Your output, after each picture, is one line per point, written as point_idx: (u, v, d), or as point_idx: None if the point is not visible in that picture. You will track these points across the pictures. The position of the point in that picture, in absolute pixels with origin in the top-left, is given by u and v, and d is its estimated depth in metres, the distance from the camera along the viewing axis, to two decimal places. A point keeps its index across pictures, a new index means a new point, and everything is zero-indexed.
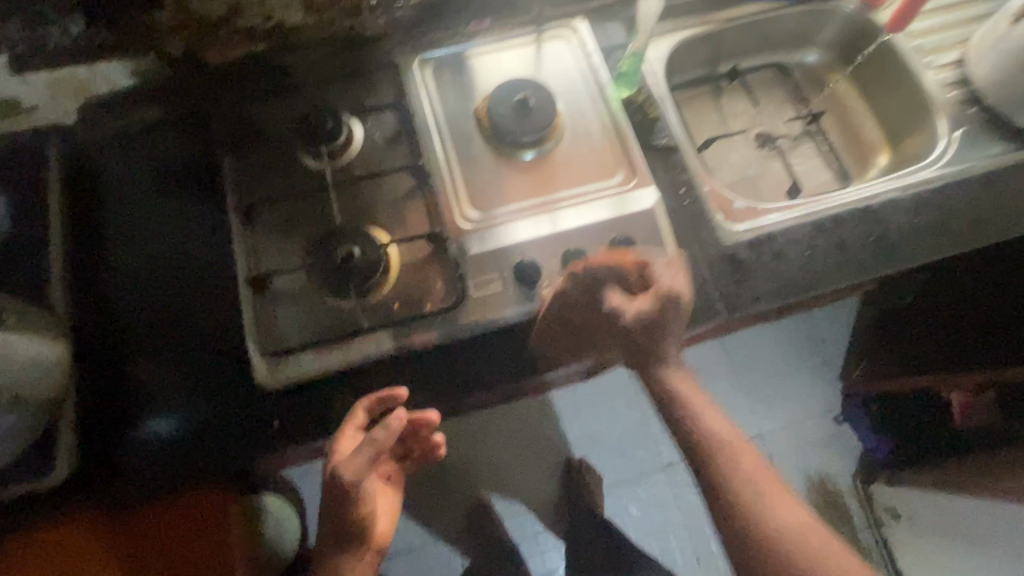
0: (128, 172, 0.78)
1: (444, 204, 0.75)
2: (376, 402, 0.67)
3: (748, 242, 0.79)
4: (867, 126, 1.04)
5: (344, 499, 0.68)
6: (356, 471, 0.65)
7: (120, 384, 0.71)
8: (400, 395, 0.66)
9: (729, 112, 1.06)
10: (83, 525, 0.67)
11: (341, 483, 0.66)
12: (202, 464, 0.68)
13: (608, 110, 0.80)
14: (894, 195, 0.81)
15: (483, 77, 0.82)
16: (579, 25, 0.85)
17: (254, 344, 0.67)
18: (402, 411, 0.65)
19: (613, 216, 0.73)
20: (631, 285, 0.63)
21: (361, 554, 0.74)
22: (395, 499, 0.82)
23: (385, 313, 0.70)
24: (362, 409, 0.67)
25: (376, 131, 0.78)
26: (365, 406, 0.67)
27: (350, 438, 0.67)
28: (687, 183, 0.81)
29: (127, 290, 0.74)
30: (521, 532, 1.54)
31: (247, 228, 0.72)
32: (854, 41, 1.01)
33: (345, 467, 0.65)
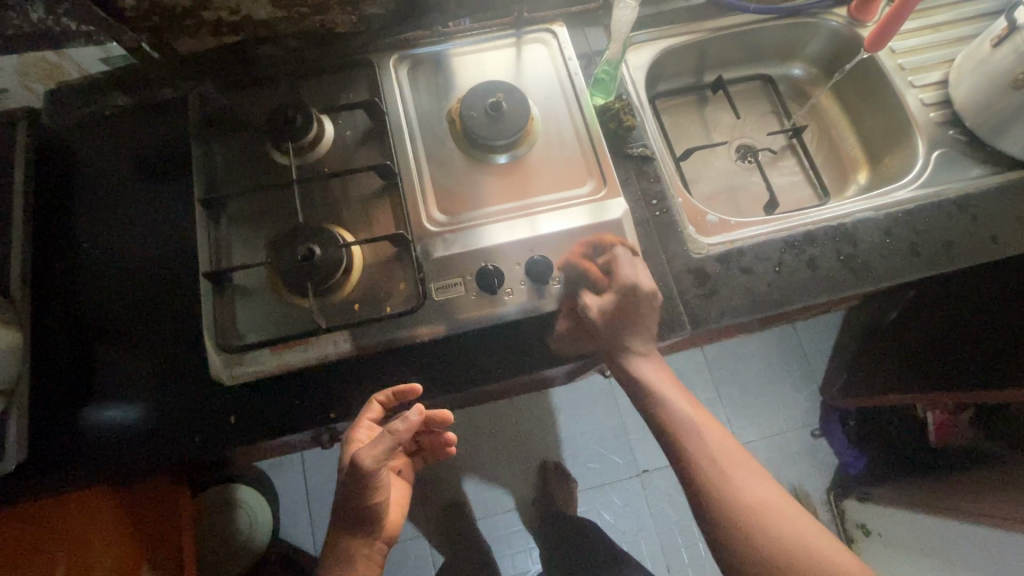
0: (95, 158, 0.77)
1: (412, 205, 0.74)
2: (392, 396, 0.69)
3: (718, 256, 0.78)
4: (849, 143, 1.03)
5: (360, 485, 0.67)
6: (377, 456, 0.64)
7: (75, 373, 0.70)
8: (415, 391, 0.67)
9: (711, 122, 1.06)
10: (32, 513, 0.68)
11: (359, 470, 0.65)
12: (154, 458, 0.67)
13: (583, 116, 0.80)
14: (868, 215, 0.81)
15: (459, 78, 0.82)
16: (559, 29, 0.84)
17: (211, 339, 0.67)
18: (421, 405, 0.64)
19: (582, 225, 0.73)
20: (642, 298, 0.71)
21: (373, 542, 0.75)
22: (405, 492, 0.86)
23: (345, 313, 0.69)
24: (378, 402, 0.69)
25: (348, 129, 0.77)
26: (381, 399, 0.69)
27: (369, 427, 0.69)
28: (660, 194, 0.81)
29: (90, 280, 0.74)
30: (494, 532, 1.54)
31: (211, 221, 0.71)
32: (840, 55, 1.00)
33: (364, 453, 0.64)
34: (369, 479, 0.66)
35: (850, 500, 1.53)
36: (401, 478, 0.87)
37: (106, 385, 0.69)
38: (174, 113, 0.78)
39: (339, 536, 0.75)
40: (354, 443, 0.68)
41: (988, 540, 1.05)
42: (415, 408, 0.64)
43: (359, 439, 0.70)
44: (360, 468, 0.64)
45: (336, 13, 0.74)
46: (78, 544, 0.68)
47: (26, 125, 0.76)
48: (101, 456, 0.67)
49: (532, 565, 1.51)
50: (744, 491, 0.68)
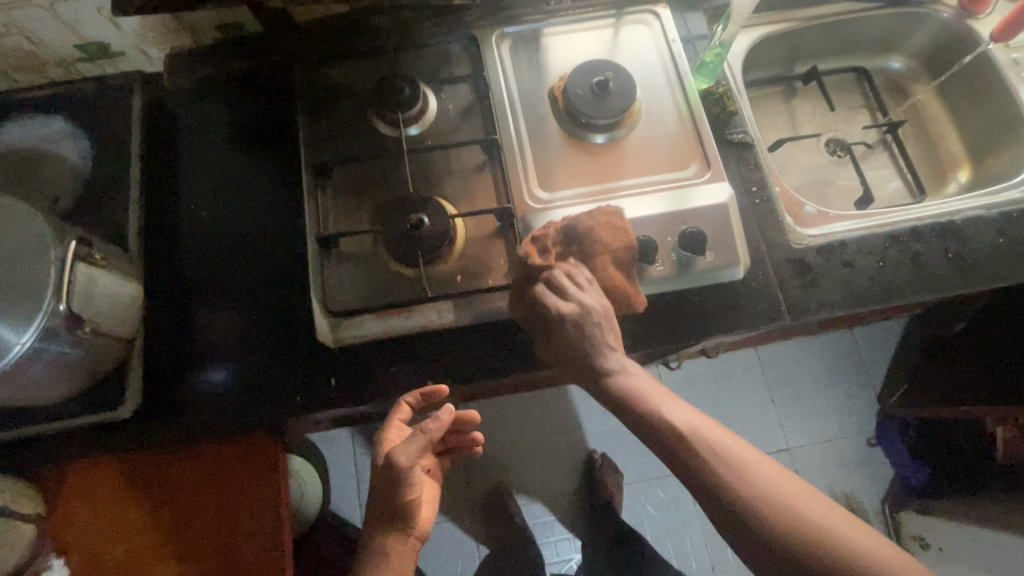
0: (204, 122, 0.79)
1: (513, 181, 0.74)
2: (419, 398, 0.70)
3: (819, 247, 0.77)
4: (947, 140, 0.98)
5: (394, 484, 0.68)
6: (411, 454, 0.65)
7: (183, 329, 0.72)
8: (444, 392, 0.68)
9: (800, 114, 1.03)
10: (140, 466, 0.70)
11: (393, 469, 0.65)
12: (259, 415, 0.69)
13: (686, 99, 0.78)
14: (979, 213, 0.78)
15: (561, 56, 0.81)
16: (662, 11, 0.83)
17: (319, 302, 0.68)
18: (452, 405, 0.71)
19: (679, 207, 0.71)
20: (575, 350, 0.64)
21: (407, 538, 0.74)
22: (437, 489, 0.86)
23: (447, 284, 0.70)
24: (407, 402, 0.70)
25: (450, 103, 0.78)
26: (409, 401, 0.70)
27: (399, 427, 0.72)
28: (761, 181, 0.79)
29: (197, 240, 0.76)
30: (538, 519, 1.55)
31: (319, 187, 0.73)
32: (945, 50, 0.96)
33: (399, 451, 0.65)
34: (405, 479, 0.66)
35: (907, 512, 1.49)
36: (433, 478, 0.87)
37: (212, 342, 0.72)
38: (280, 79, 0.80)
39: (373, 535, 0.74)
40: (385, 444, 0.70)
41: None
42: (445, 409, 0.70)
43: (390, 440, 0.72)
44: (394, 467, 0.64)
45: None
46: (181, 502, 0.69)
47: (142, 88, 0.79)
48: (207, 410, 0.70)
49: (574, 553, 1.52)
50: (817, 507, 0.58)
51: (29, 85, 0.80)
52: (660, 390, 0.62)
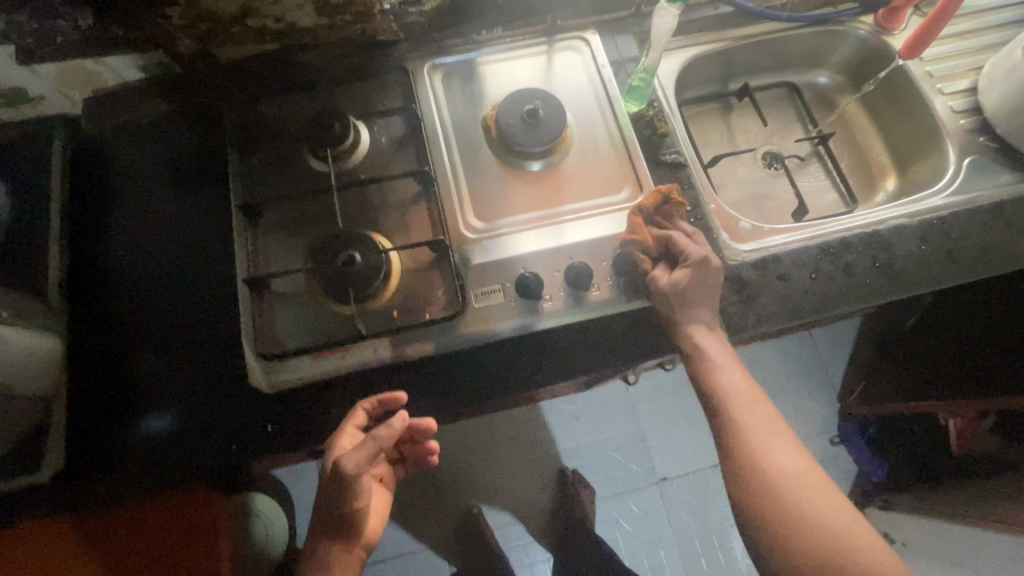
0: (131, 164, 0.77)
1: (449, 213, 0.74)
2: (377, 404, 0.67)
3: (754, 262, 0.78)
4: (875, 150, 1.02)
5: (339, 490, 0.63)
6: (359, 461, 0.60)
7: (113, 379, 0.70)
8: (400, 400, 0.66)
9: (737, 130, 1.06)
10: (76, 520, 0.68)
11: (340, 476, 0.61)
12: (193, 467, 0.67)
13: (617, 123, 0.80)
14: (902, 221, 0.81)
15: (493, 85, 0.82)
16: (591, 37, 0.85)
17: (250, 346, 0.66)
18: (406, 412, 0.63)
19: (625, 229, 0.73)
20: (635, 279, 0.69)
21: (351, 548, 0.68)
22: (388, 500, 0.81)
23: (384, 319, 0.69)
24: (363, 410, 0.66)
25: (383, 135, 0.77)
26: (366, 406, 0.67)
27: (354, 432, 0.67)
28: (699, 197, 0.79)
29: (126, 285, 0.73)
30: (514, 541, 1.53)
31: (249, 227, 0.71)
32: (867, 64, 1.00)
33: (346, 458, 0.61)
34: (352, 486, 0.63)
35: (871, 509, 1.52)
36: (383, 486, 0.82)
37: (142, 391, 0.69)
38: (206, 118, 0.78)
39: (316, 542, 0.68)
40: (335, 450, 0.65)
41: (1010, 549, 1.04)
42: (400, 416, 0.62)
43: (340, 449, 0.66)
44: (342, 472, 0.61)
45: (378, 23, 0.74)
46: (119, 559, 0.66)
47: (63, 132, 0.77)
48: (139, 463, 0.67)
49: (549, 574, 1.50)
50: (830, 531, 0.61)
51: None
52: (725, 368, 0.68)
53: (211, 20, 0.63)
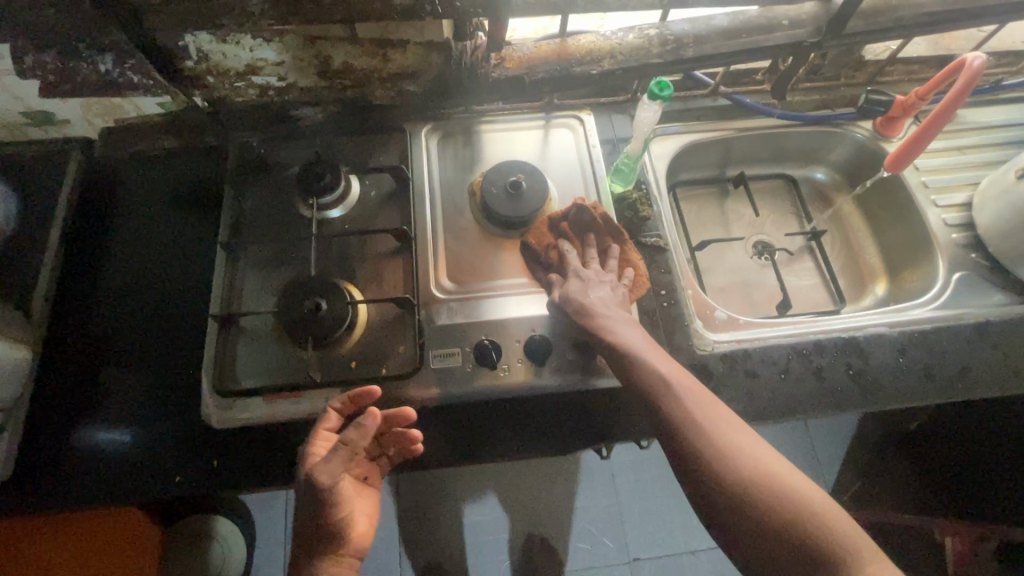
0: (137, 190, 0.82)
1: (422, 271, 0.76)
2: (350, 400, 0.65)
3: (724, 354, 0.77)
4: (868, 251, 1.02)
5: (311, 503, 0.61)
6: (332, 472, 0.60)
7: (75, 394, 0.71)
8: (374, 393, 0.64)
9: (731, 216, 1.06)
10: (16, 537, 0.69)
11: (313, 487, 0.60)
12: (132, 495, 0.66)
13: (599, 201, 0.82)
14: (881, 329, 0.79)
15: (485, 152, 0.85)
16: (586, 117, 0.88)
17: (209, 380, 0.68)
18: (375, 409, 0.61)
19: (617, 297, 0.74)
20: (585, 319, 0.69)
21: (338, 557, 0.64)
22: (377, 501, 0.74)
23: (341, 369, 0.69)
24: (335, 409, 0.65)
25: (373, 190, 0.81)
26: (338, 405, 0.65)
27: (328, 435, 0.64)
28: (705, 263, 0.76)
29: (109, 303, 0.76)
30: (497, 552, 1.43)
31: (229, 264, 0.74)
32: (864, 167, 1.01)
33: (318, 470, 0.60)
34: (331, 497, 0.61)
35: None
36: (369, 487, 0.73)
37: (100, 408, 0.70)
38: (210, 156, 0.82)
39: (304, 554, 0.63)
40: (308, 456, 0.63)
41: None
42: (370, 414, 0.61)
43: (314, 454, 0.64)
44: (314, 485, 0.60)
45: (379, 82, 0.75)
46: None
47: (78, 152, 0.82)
48: (81, 483, 0.67)
49: None
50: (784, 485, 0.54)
51: None
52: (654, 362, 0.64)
53: (220, 74, 0.67)
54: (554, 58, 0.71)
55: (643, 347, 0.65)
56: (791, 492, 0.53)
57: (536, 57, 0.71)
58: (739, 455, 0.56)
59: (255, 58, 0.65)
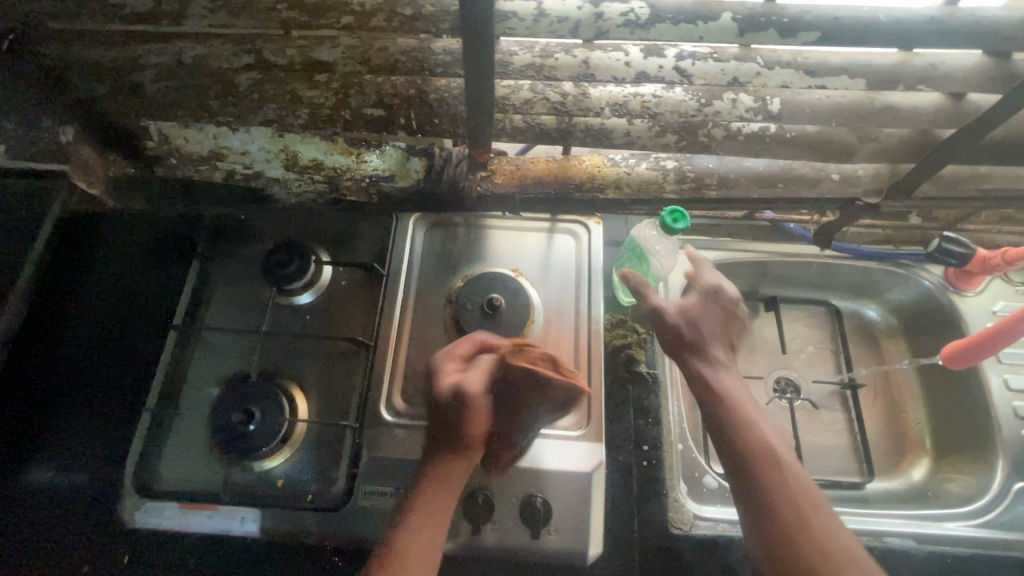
0: (116, 238, 0.77)
1: (377, 385, 0.68)
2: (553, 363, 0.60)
3: (703, 538, 0.66)
4: (914, 415, 0.85)
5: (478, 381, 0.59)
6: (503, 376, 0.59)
7: (9, 449, 0.67)
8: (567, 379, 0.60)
9: (756, 344, 0.91)
10: None
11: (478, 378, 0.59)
12: (50, 556, 0.62)
13: (589, 329, 0.71)
14: (906, 544, 0.66)
15: (473, 251, 0.76)
16: (593, 225, 0.77)
17: (129, 476, 0.64)
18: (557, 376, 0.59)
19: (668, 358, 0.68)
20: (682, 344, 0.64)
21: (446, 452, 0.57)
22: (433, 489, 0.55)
23: (264, 487, 0.64)
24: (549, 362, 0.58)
25: (344, 279, 0.74)
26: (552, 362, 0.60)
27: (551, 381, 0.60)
28: (727, 291, 0.67)
29: (66, 351, 0.72)
30: None
31: (179, 348, 0.69)
32: (924, 316, 0.86)
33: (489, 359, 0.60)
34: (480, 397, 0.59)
35: None
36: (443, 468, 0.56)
37: (26, 462, 0.66)
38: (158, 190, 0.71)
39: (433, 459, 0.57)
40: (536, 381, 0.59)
41: None
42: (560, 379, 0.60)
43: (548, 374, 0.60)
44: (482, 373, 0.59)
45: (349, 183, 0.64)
46: None
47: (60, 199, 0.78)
48: None
49: None
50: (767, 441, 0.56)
51: None
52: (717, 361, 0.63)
53: (180, 156, 0.61)
54: (552, 179, 0.61)
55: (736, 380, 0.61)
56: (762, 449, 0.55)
57: (530, 175, 0.62)
58: (732, 400, 0.59)
59: (218, 146, 0.60)
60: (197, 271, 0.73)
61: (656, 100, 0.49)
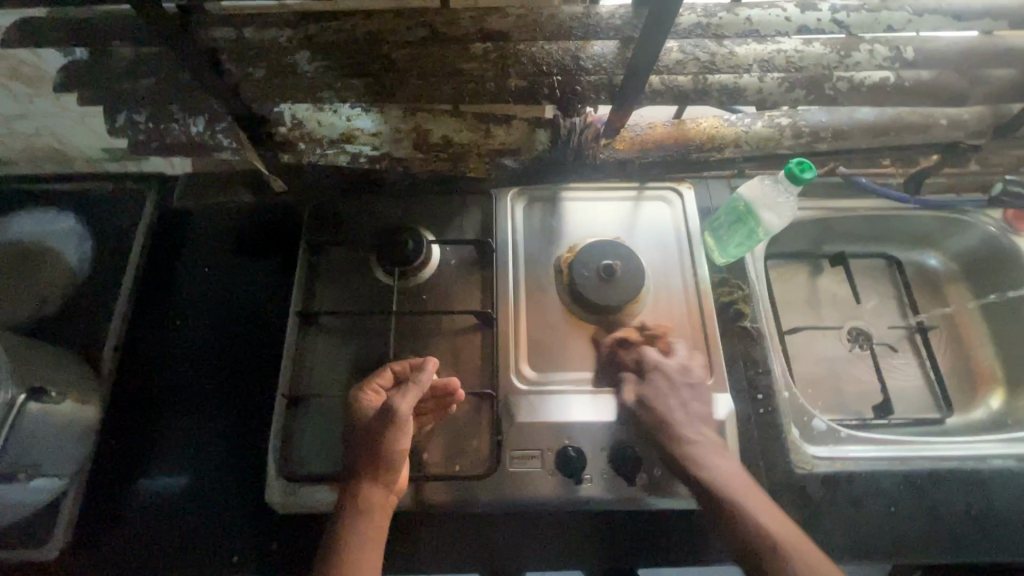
0: (214, 237, 0.79)
1: (503, 356, 0.70)
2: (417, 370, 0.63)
3: (825, 477, 0.70)
4: (982, 352, 0.91)
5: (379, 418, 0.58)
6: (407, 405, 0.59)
7: (145, 446, 0.68)
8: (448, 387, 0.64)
9: (826, 299, 0.96)
10: None
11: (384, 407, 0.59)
12: (203, 545, 0.64)
13: (696, 289, 0.75)
14: (1009, 464, 0.71)
15: (574, 222, 0.79)
16: (685, 191, 0.80)
17: (274, 461, 0.64)
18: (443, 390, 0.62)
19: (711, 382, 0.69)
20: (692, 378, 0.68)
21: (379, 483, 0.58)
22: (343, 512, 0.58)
23: (411, 460, 0.65)
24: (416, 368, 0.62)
25: (453, 258, 0.75)
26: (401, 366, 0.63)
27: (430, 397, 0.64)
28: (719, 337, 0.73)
29: (183, 349, 0.73)
30: None
31: (301, 334, 0.70)
32: (985, 259, 0.91)
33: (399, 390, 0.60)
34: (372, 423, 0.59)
35: None
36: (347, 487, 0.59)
37: (162, 457, 0.68)
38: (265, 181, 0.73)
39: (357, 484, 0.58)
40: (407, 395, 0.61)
41: None
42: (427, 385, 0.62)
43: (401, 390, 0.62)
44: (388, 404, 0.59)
45: (472, 160, 0.65)
46: None
47: (154, 202, 0.79)
48: (136, 550, 0.63)
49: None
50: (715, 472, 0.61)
51: (51, 176, 0.80)
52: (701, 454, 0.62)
53: (310, 140, 0.62)
54: (672, 143, 0.64)
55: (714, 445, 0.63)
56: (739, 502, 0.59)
57: (651, 140, 0.64)
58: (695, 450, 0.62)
59: (351, 127, 0.61)
60: (307, 259, 0.73)
61: (798, 54, 0.52)
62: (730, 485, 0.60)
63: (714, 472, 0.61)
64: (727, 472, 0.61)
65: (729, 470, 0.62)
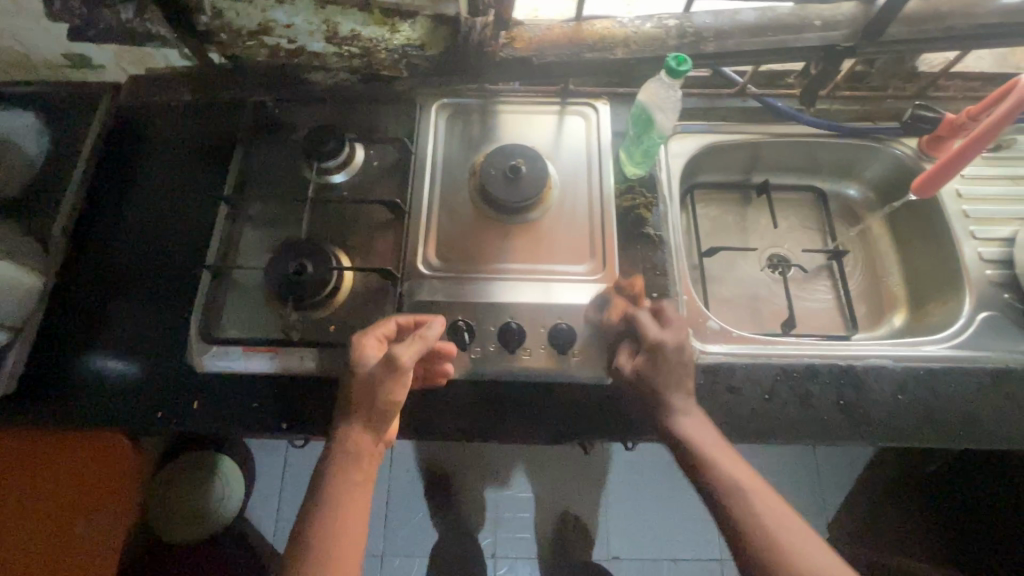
0: (161, 136, 0.85)
1: (412, 246, 0.76)
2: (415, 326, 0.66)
3: (707, 367, 0.74)
4: (891, 275, 0.95)
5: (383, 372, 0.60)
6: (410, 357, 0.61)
7: (84, 314, 0.75)
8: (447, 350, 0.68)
9: (750, 227, 0.99)
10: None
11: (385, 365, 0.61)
12: (128, 399, 0.70)
13: (600, 195, 0.80)
14: (885, 362, 0.74)
15: (493, 131, 0.83)
16: (601, 106, 0.85)
17: (196, 326, 0.71)
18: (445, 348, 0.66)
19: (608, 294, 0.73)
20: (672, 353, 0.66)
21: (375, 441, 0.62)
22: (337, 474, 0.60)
23: (318, 330, 0.71)
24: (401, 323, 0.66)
25: (376, 159, 0.81)
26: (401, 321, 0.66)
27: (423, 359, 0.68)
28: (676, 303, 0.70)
29: (125, 233, 0.80)
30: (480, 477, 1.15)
31: (230, 219, 0.76)
32: (898, 187, 0.94)
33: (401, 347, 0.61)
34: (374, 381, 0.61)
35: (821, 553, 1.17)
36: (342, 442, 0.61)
37: (99, 324, 0.74)
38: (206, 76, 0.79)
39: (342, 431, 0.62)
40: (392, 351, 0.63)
41: None
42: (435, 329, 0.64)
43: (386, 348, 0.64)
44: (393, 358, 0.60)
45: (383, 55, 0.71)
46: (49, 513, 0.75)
47: (107, 102, 0.85)
48: (72, 400, 0.71)
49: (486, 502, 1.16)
50: (728, 477, 0.60)
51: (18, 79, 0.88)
52: (701, 437, 0.63)
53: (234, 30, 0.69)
54: (567, 40, 0.70)
55: (699, 430, 0.63)
56: (737, 495, 0.59)
57: (548, 39, 0.70)
58: (712, 461, 0.61)
59: (267, 18, 0.67)
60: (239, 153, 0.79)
61: None
62: (726, 481, 0.60)
63: (699, 452, 0.62)
64: (744, 478, 0.60)
65: (737, 473, 0.60)
